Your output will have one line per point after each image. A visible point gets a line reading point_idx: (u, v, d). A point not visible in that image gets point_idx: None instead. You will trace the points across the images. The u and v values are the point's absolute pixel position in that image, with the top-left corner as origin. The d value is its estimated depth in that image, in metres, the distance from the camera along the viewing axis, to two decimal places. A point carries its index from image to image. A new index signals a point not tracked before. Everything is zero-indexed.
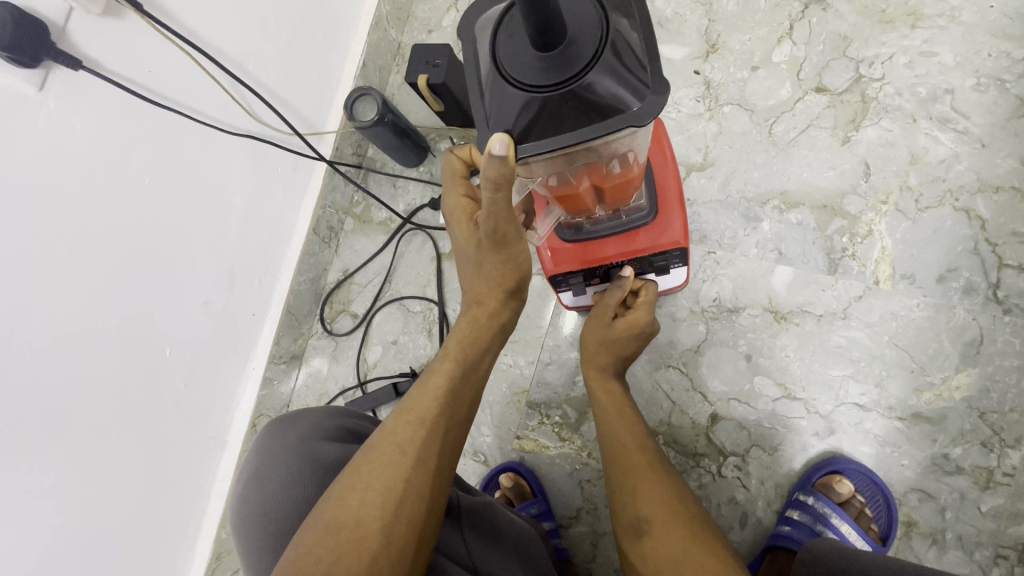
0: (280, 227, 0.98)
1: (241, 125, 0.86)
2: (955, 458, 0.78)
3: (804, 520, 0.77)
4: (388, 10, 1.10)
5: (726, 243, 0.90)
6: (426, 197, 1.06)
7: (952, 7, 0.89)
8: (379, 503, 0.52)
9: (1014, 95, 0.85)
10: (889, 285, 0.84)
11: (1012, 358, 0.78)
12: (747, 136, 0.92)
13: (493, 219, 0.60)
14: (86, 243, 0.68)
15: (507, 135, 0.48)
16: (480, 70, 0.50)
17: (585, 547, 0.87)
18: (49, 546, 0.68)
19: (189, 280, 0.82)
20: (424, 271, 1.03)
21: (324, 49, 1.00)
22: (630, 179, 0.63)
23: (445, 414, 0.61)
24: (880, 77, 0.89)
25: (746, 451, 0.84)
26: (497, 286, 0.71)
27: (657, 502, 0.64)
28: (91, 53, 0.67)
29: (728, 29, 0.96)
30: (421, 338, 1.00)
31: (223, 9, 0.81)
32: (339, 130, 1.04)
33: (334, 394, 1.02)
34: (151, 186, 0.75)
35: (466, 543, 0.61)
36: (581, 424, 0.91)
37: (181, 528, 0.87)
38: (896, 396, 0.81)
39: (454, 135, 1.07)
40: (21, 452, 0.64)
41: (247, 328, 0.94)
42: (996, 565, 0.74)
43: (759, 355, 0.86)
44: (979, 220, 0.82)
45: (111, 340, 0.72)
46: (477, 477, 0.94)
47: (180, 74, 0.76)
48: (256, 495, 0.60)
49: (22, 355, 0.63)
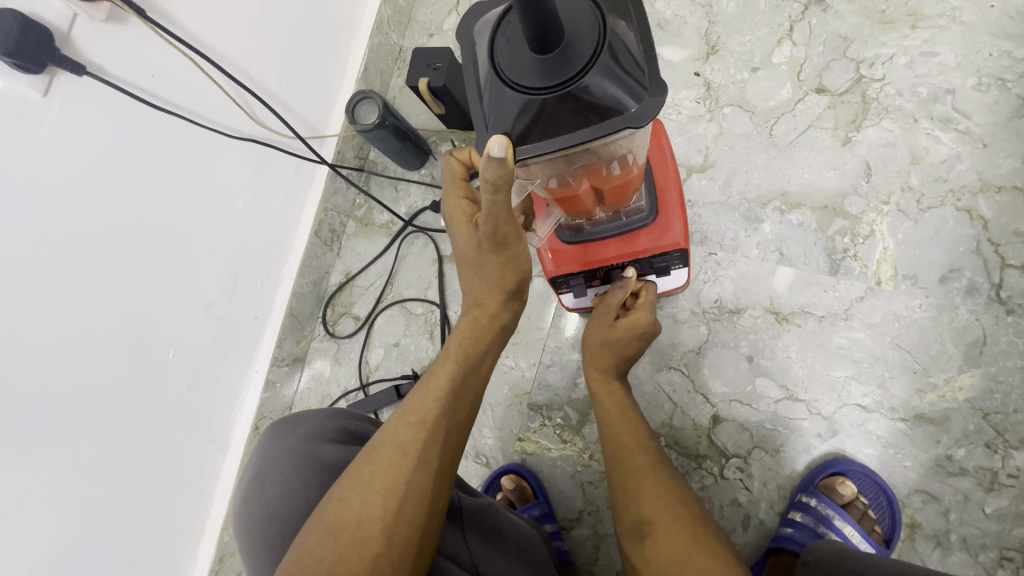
0: (282, 230, 0.99)
1: (243, 129, 0.87)
2: (959, 460, 0.77)
3: (807, 522, 0.77)
4: (389, 14, 1.11)
5: (727, 244, 0.90)
6: (427, 199, 1.06)
7: (952, 7, 0.89)
8: (380, 504, 0.52)
9: (1016, 94, 0.84)
10: (891, 286, 0.83)
11: (1015, 359, 0.78)
12: (747, 137, 0.92)
13: (492, 220, 0.60)
14: (90, 245, 0.69)
15: (506, 137, 0.48)
16: (479, 73, 0.50)
17: (588, 549, 0.87)
18: (50, 549, 0.68)
19: (191, 283, 0.82)
20: (425, 273, 1.03)
21: (325, 54, 1.01)
22: (630, 180, 0.63)
23: (446, 414, 0.61)
24: (880, 78, 0.89)
25: (748, 452, 0.84)
26: (496, 287, 0.71)
27: (658, 504, 0.63)
28: (96, 59, 0.67)
29: (728, 30, 0.97)
30: (423, 340, 1.01)
31: (225, 13, 0.81)
32: (340, 133, 1.05)
33: (337, 396, 1.03)
34: (156, 188, 0.75)
35: (468, 545, 0.61)
36: (582, 426, 0.91)
37: (183, 530, 0.87)
38: (898, 398, 0.81)
39: (455, 138, 1.07)
40: (23, 453, 0.64)
41: (250, 331, 0.95)
42: (1001, 567, 0.74)
43: (761, 356, 0.86)
44: (981, 220, 0.82)
45: (115, 341, 0.73)
46: (479, 479, 0.94)
47: (182, 79, 0.77)
48: (259, 496, 0.60)
49: (23, 356, 0.64)
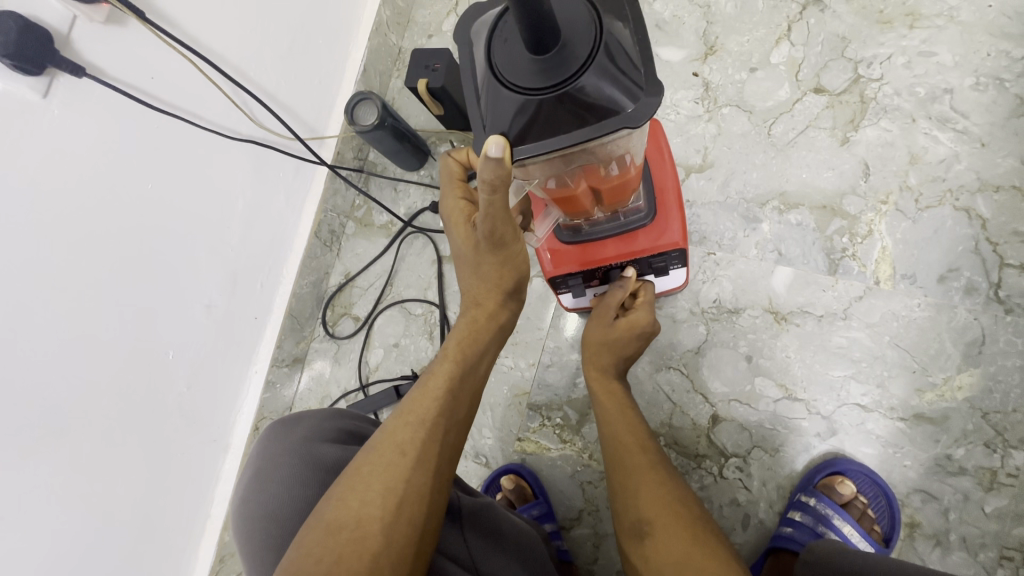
0: (282, 231, 0.99)
1: (242, 130, 0.87)
2: (959, 459, 0.77)
3: (806, 521, 0.77)
4: (388, 15, 1.11)
5: (726, 244, 0.90)
6: (426, 200, 1.06)
7: (950, 7, 0.89)
8: (379, 504, 0.52)
9: (1014, 94, 0.84)
10: (890, 285, 0.83)
11: (1014, 359, 0.78)
12: (746, 137, 0.92)
13: (491, 220, 0.60)
14: (90, 245, 0.69)
15: (503, 138, 0.48)
16: (477, 74, 0.50)
17: (587, 549, 0.87)
18: (51, 548, 0.68)
19: (191, 283, 0.82)
20: (424, 273, 1.04)
21: (324, 55, 1.01)
22: (629, 180, 0.63)
23: (445, 414, 0.61)
24: (878, 78, 0.89)
25: (747, 452, 0.84)
26: (495, 286, 0.71)
27: (658, 504, 0.63)
28: (96, 60, 0.68)
29: (726, 31, 0.97)
30: (422, 341, 1.01)
31: (223, 14, 0.82)
32: (340, 134, 1.05)
33: (337, 396, 1.03)
34: (155, 189, 0.76)
35: (468, 545, 0.61)
36: (581, 426, 0.91)
37: (184, 530, 0.87)
38: (897, 397, 0.81)
39: (454, 139, 1.08)
40: (24, 453, 0.65)
41: (249, 331, 0.95)
42: (1001, 566, 0.74)
43: (760, 356, 0.86)
44: (980, 220, 0.82)
45: (115, 341, 0.73)
46: (478, 479, 0.95)
47: (181, 80, 0.77)
48: (258, 495, 0.60)
49: (24, 357, 0.64)
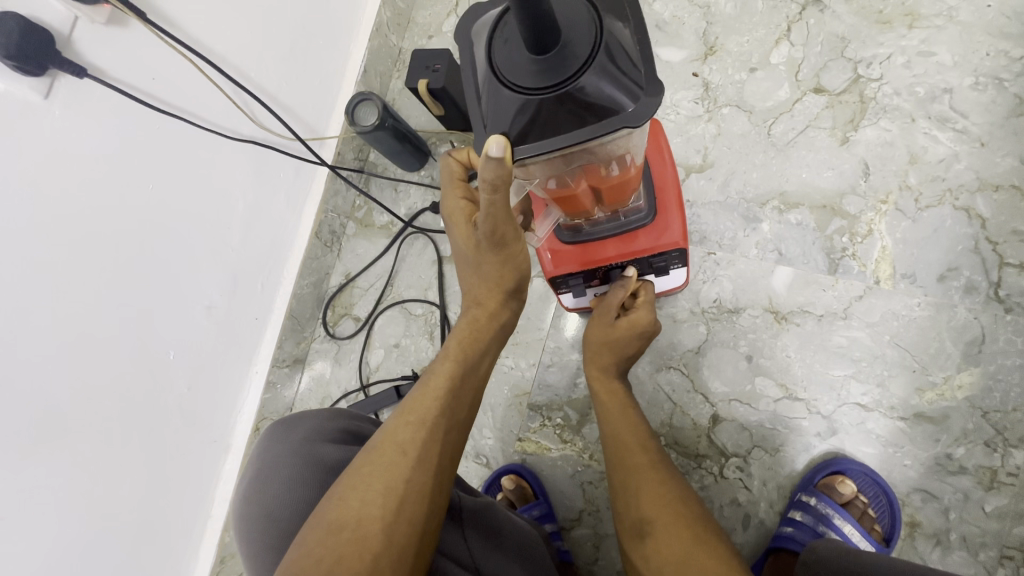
0: (283, 232, 0.99)
1: (243, 131, 0.87)
2: (959, 458, 0.77)
3: (807, 521, 0.77)
4: (388, 16, 1.11)
5: (726, 244, 0.91)
6: (426, 200, 1.06)
7: (949, 7, 0.89)
8: (380, 504, 0.52)
9: (1014, 94, 0.84)
10: (890, 285, 0.83)
11: (1014, 358, 0.78)
12: (746, 137, 0.93)
13: (491, 220, 0.60)
14: (90, 246, 0.69)
15: (504, 138, 0.48)
16: (477, 74, 0.51)
17: (588, 549, 0.87)
18: (51, 549, 0.68)
19: (191, 284, 0.82)
20: (424, 274, 1.04)
21: (325, 56, 1.02)
22: (629, 179, 0.63)
23: (445, 414, 0.61)
24: (878, 78, 0.90)
25: (747, 452, 0.84)
26: (496, 286, 0.71)
27: (659, 503, 0.63)
28: (96, 61, 0.68)
29: (726, 31, 0.97)
30: (423, 341, 1.01)
31: (224, 15, 0.82)
32: (340, 135, 1.05)
33: (337, 397, 1.03)
34: (156, 190, 0.76)
35: (468, 545, 0.61)
36: (582, 426, 0.91)
37: (184, 531, 0.87)
38: (898, 396, 0.81)
39: (454, 139, 1.08)
40: (23, 453, 0.64)
41: (250, 332, 0.95)
42: (1002, 565, 0.74)
43: (760, 355, 0.86)
44: (979, 220, 0.82)
45: (116, 342, 0.73)
46: (478, 479, 0.95)
47: (182, 80, 0.77)
48: (260, 496, 0.61)
49: (25, 359, 0.64)
